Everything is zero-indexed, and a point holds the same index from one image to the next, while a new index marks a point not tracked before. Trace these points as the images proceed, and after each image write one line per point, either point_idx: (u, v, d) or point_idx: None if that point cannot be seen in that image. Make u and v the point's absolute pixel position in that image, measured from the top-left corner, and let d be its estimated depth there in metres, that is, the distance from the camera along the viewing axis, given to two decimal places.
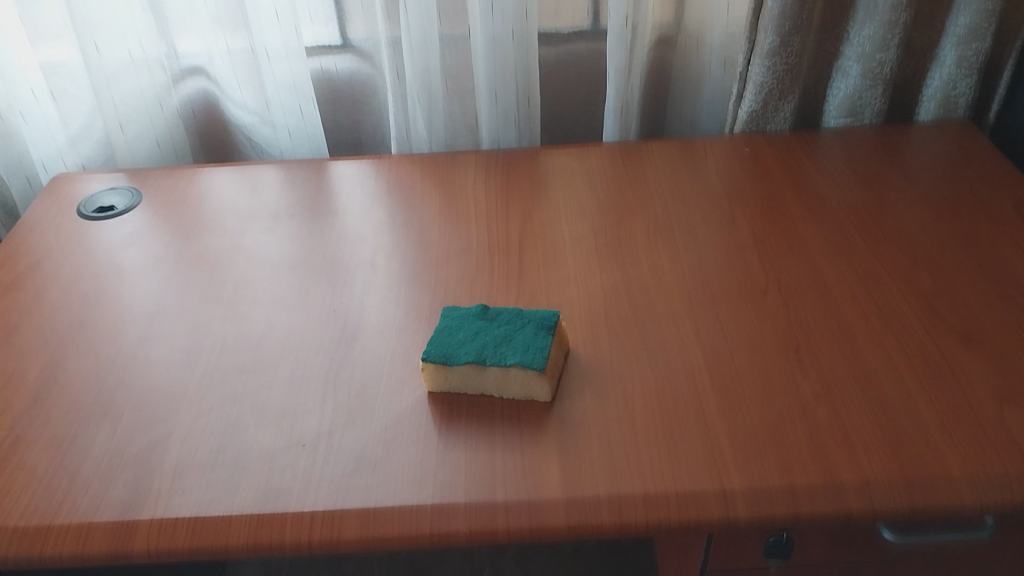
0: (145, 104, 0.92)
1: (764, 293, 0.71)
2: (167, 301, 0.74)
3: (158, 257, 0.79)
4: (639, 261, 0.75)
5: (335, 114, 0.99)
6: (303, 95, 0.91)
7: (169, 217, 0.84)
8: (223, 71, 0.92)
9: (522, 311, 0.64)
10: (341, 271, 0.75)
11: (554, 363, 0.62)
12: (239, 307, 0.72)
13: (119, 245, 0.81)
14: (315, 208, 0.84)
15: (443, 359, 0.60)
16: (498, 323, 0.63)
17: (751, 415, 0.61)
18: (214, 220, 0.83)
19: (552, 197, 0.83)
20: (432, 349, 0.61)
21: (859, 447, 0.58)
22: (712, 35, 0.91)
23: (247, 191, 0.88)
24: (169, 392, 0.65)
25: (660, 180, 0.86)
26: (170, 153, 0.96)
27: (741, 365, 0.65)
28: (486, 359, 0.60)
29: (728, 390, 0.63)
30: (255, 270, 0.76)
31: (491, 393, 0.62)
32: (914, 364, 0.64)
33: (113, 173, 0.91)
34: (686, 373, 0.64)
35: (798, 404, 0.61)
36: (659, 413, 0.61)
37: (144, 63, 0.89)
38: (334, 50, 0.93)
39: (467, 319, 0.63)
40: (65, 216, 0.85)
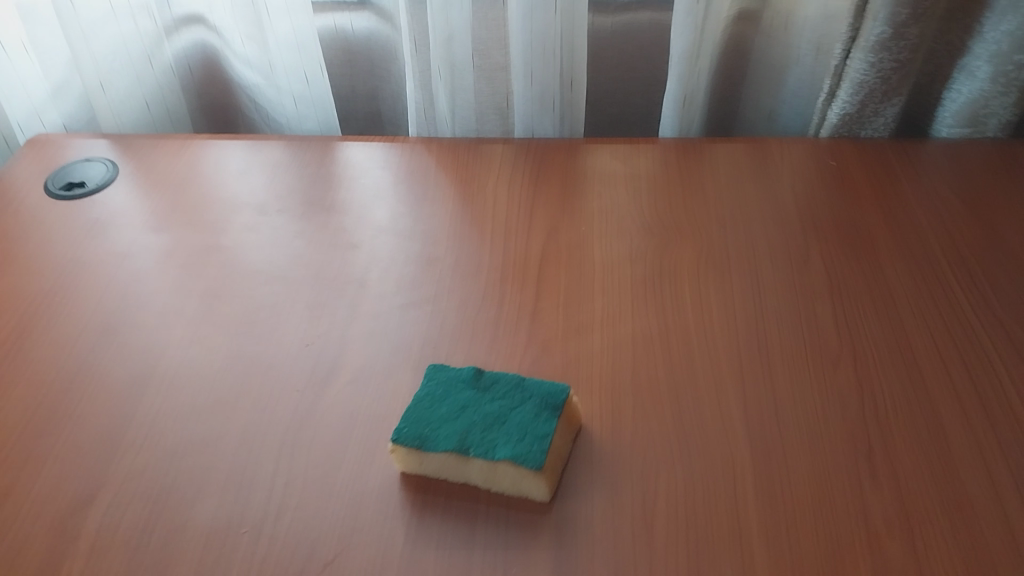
0: (131, 61, 0.80)
1: (835, 359, 0.56)
2: (121, 309, 0.63)
3: (125, 253, 0.68)
4: (684, 302, 0.60)
5: (350, 79, 0.86)
6: (309, 59, 0.78)
7: (146, 206, 0.73)
8: (222, 23, 0.80)
9: (524, 382, 0.52)
10: (324, 287, 0.63)
11: (555, 454, 0.49)
12: (199, 328, 0.61)
13: (84, 234, 0.70)
14: (308, 202, 0.72)
15: (417, 441, 0.49)
16: (492, 395, 0.51)
17: (800, 537, 0.47)
18: (194, 211, 0.72)
19: (587, 207, 0.69)
20: (406, 424, 0.50)
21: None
22: (805, 14, 0.73)
23: (236, 174, 0.76)
24: (105, 434, 0.53)
25: (722, 194, 0.70)
26: (162, 116, 0.86)
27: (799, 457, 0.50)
28: (468, 446, 0.48)
29: (775, 497, 0.48)
30: (227, 279, 0.65)
31: (476, 485, 0.50)
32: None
33: (93, 138, 0.81)
34: (722, 466, 0.50)
35: (865, 527, 0.47)
36: (688, 519, 0.47)
37: (127, 10, 0.77)
38: (349, 6, 0.79)
39: (454, 387, 0.52)
40: (31, 191, 0.75)
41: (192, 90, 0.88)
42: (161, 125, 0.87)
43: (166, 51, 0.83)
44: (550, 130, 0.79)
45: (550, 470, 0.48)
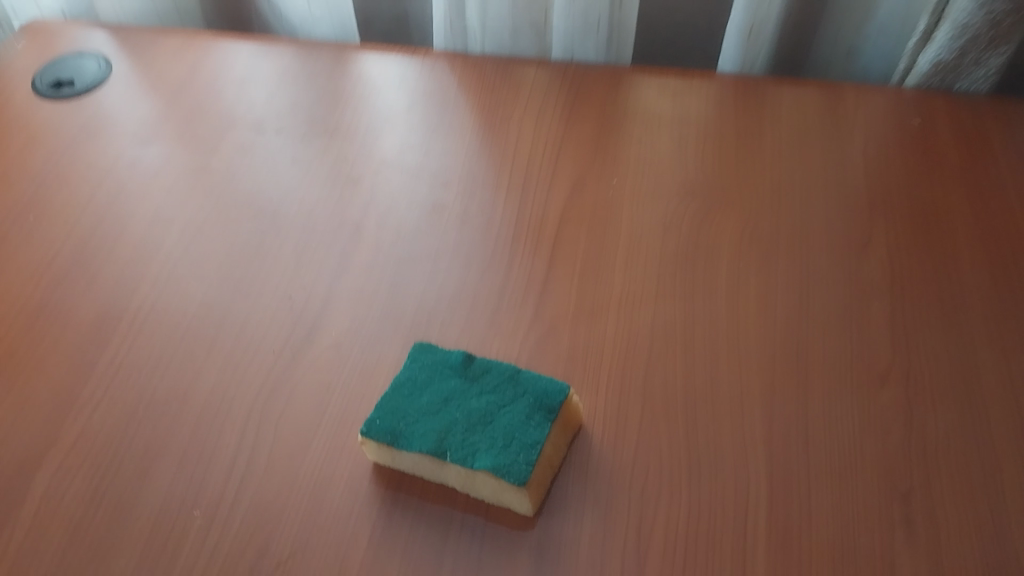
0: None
1: (884, 377, 0.48)
2: (94, 236, 0.57)
3: (106, 167, 0.62)
4: (717, 287, 0.52)
5: None
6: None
7: (136, 111, 0.66)
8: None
9: (520, 375, 0.45)
10: (315, 232, 0.57)
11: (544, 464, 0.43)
12: (176, 268, 0.55)
13: (67, 142, 0.64)
14: (311, 123, 0.64)
15: (389, 438, 0.43)
16: (481, 388, 0.44)
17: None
18: (187, 123, 0.65)
19: (624, 153, 0.60)
20: (379, 415, 0.44)
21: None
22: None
23: (237, 82, 0.68)
24: (61, 386, 0.50)
25: (782, 148, 0.60)
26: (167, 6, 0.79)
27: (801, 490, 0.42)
28: (446, 451, 0.42)
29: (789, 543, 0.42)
30: (212, 211, 0.58)
31: (455, 487, 0.44)
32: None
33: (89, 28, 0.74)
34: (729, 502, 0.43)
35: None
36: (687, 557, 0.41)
37: None
38: None
39: (439, 373, 0.45)
40: (17, 87, 0.69)
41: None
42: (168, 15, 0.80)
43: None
44: (592, 53, 0.69)
45: (535, 484, 0.42)
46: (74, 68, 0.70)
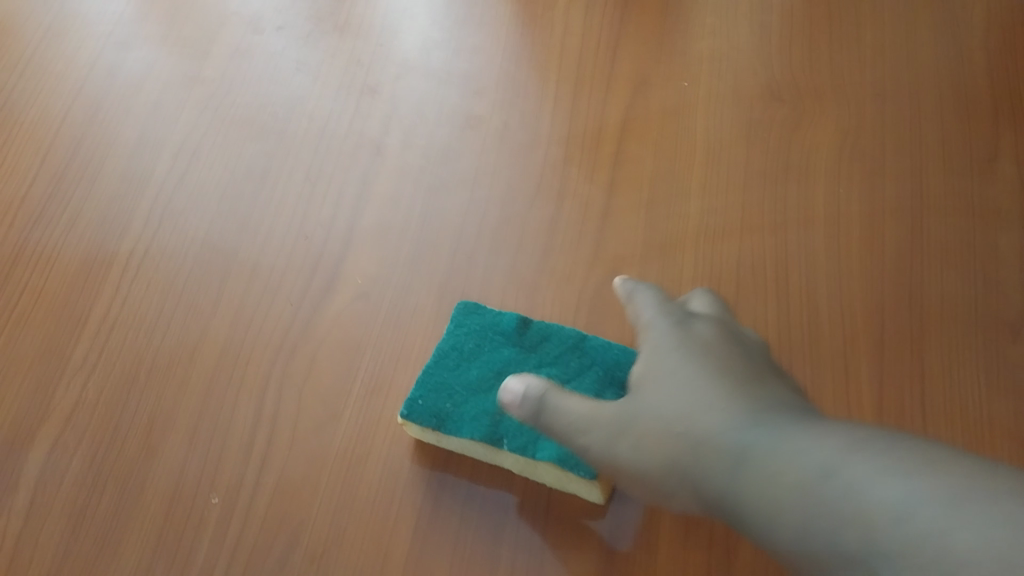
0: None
1: (998, 327, 0.40)
2: (76, 162, 0.49)
3: (81, 76, 0.53)
4: (812, 217, 0.44)
5: None
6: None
7: (110, 6, 0.56)
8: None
9: (585, 340, 0.38)
10: (327, 153, 0.48)
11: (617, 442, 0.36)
12: (172, 202, 0.47)
13: (32, 45, 0.54)
14: (316, 16, 0.54)
15: (434, 418, 0.37)
16: (539, 357, 0.37)
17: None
18: (171, 21, 0.55)
19: (695, 49, 0.50)
20: (422, 391, 0.37)
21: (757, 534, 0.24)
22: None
23: None
24: (48, 344, 0.43)
25: (884, 37, 0.49)
26: None
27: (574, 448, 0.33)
28: (503, 435, 0.36)
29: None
30: (208, 131, 0.50)
31: (512, 471, 0.38)
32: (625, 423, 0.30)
33: None
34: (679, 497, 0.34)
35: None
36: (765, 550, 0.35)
37: None
38: None
39: (489, 340, 0.38)
40: None
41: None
42: None
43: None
44: None
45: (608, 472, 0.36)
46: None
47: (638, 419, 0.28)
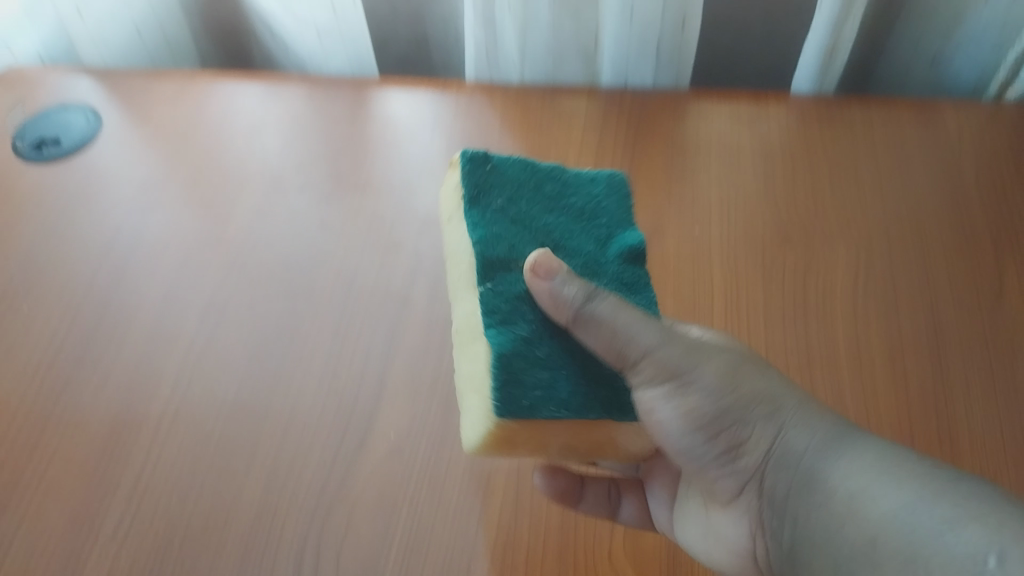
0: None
1: (1008, 464, 0.41)
2: (104, 322, 0.50)
3: (109, 240, 0.55)
4: (835, 360, 0.45)
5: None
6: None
7: (136, 173, 0.60)
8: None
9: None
10: (355, 308, 0.49)
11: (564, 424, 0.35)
12: (200, 360, 0.48)
13: (62, 214, 0.57)
14: (336, 178, 0.58)
15: (504, 163, 0.42)
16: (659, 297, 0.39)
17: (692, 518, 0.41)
18: (193, 183, 0.58)
19: (705, 186, 0.53)
20: (530, 162, 0.42)
21: (801, 515, 0.34)
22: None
23: (247, 136, 0.62)
24: (77, 511, 0.42)
25: (880, 185, 0.53)
26: (158, 46, 0.79)
27: (558, 295, 0.35)
28: (504, 259, 0.38)
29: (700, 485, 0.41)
30: (234, 288, 0.51)
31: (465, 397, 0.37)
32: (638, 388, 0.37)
33: (76, 74, 0.69)
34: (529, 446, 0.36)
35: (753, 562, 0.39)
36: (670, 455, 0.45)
37: None
38: None
39: (602, 220, 0.41)
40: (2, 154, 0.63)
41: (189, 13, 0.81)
42: (161, 55, 0.80)
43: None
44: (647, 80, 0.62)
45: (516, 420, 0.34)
46: (61, 123, 0.65)
47: (745, 374, 0.37)
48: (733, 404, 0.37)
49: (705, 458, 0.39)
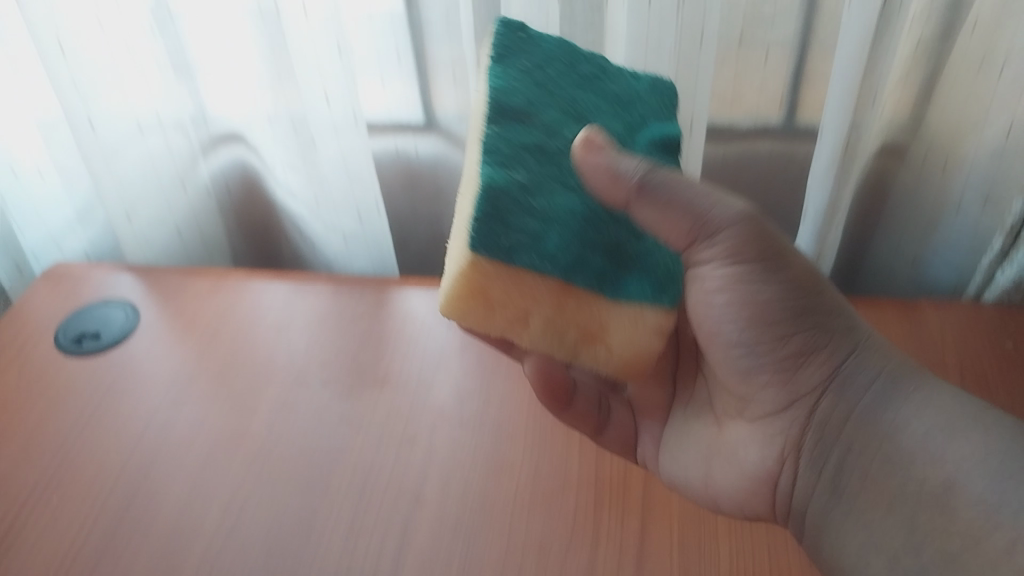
0: (161, 184, 0.80)
1: None
2: (129, 518, 0.52)
3: (138, 433, 0.58)
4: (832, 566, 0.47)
5: (414, 200, 0.89)
6: (359, 199, 0.78)
7: (168, 368, 0.64)
8: (270, 152, 0.79)
9: (644, 279, 0.43)
10: (370, 506, 0.52)
11: (540, 288, 0.41)
12: (218, 560, 0.49)
13: (94, 408, 0.61)
14: (357, 373, 0.61)
15: (543, 41, 0.49)
16: (766, 236, 0.46)
17: (744, 455, 0.50)
18: (222, 378, 0.62)
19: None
20: (569, 47, 0.49)
21: (865, 461, 0.45)
22: (972, 155, 0.63)
23: (275, 330, 0.66)
24: None
25: None
26: (195, 243, 0.86)
27: (612, 169, 0.41)
28: (518, 110, 0.45)
29: (745, 412, 0.50)
30: (256, 483, 0.54)
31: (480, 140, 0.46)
32: (706, 250, 0.46)
33: (117, 273, 0.75)
34: (505, 317, 0.41)
35: (777, 491, 0.49)
36: (721, 389, 0.52)
37: (158, 128, 0.77)
38: (414, 130, 0.81)
39: (635, 110, 0.49)
40: (42, 348, 0.67)
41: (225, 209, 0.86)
42: (195, 253, 0.87)
43: (200, 170, 0.82)
44: None
45: (486, 257, 0.40)
46: (101, 318, 0.70)
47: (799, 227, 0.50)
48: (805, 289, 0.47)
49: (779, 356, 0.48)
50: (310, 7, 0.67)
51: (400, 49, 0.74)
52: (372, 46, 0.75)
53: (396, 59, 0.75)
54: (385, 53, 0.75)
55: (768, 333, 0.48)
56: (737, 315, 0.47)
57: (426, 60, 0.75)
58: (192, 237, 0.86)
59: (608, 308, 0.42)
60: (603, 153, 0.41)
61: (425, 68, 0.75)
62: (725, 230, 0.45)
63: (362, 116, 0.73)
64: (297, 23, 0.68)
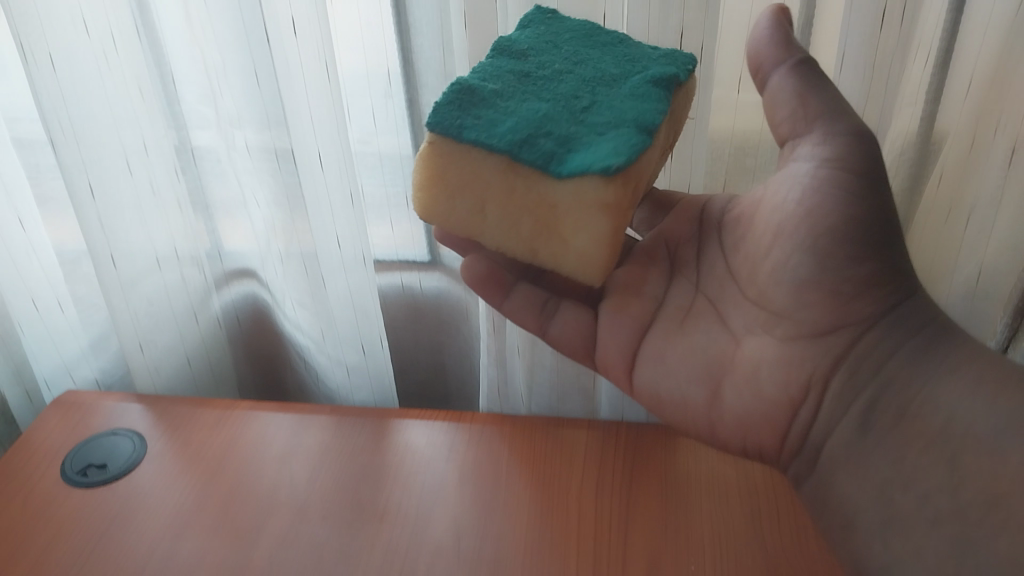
0: (175, 316, 0.83)
1: None
2: None
3: (139, 567, 0.59)
4: None
5: (416, 331, 0.94)
6: (364, 332, 0.82)
7: (170, 500, 0.65)
8: (281, 289, 0.85)
9: (584, 158, 0.45)
10: None
11: (490, 174, 0.49)
12: None
13: (96, 541, 0.62)
14: (357, 507, 0.63)
15: (569, 23, 0.57)
16: (873, 163, 0.50)
17: (766, 376, 0.53)
18: (223, 511, 0.63)
19: (691, 500, 0.63)
20: (591, 26, 0.56)
21: (902, 395, 0.49)
22: (954, 276, 0.70)
23: (278, 461, 0.68)
24: None
25: None
26: (203, 373, 0.89)
27: (777, 31, 0.51)
28: (519, 52, 0.53)
29: (776, 333, 0.53)
30: None
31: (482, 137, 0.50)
32: (804, 147, 0.52)
33: (125, 402, 0.77)
34: (466, 203, 0.51)
35: (795, 422, 0.53)
36: (745, 302, 0.55)
37: (177, 263, 0.81)
38: (420, 267, 0.86)
39: (638, 63, 0.53)
40: (48, 479, 0.68)
41: (235, 340, 0.93)
42: (201, 381, 0.89)
43: (211, 304, 0.87)
44: (642, 414, 0.79)
45: (442, 142, 0.49)
46: (109, 448, 0.72)
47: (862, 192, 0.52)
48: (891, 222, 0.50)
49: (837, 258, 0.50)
50: (325, 158, 0.71)
51: (408, 194, 0.80)
52: (382, 191, 0.80)
53: (403, 204, 0.80)
54: (393, 198, 0.80)
55: (837, 251, 0.50)
56: (815, 220, 0.50)
57: None
58: (201, 367, 0.88)
59: (551, 185, 0.47)
60: (780, 22, 0.52)
61: None
62: (844, 132, 0.50)
63: (369, 256, 0.77)
64: (311, 176, 0.72)
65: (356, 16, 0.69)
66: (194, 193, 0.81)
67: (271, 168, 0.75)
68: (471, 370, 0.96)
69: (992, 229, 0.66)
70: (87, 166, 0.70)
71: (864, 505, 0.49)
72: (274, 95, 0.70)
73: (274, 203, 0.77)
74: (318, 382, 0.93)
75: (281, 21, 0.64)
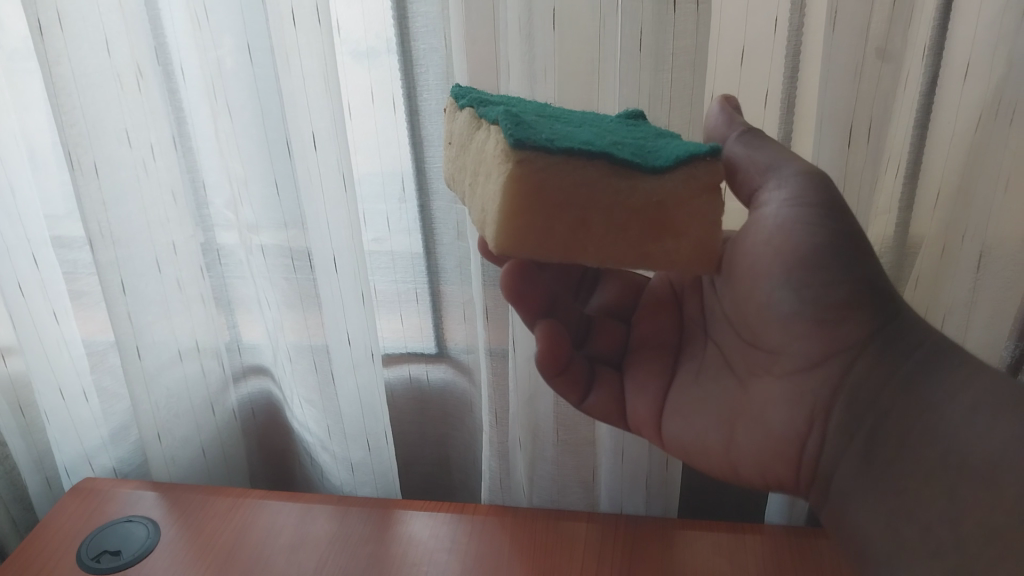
0: (192, 407, 0.87)
1: None
2: None
3: None
4: None
5: (422, 423, 0.97)
6: (370, 430, 0.85)
7: None
8: (290, 388, 0.90)
9: (675, 150, 0.45)
10: None
11: (596, 179, 0.43)
12: None
13: None
14: None
15: (489, 95, 0.55)
16: (829, 194, 0.52)
17: (775, 415, 0.54)
18: None
19: None
20: (518, 99, 0.55)
21: (903, 426, 0.49)
22: (947, 311, 0.70)
23: (287, 549, 0.71)
24: None
25: None
26: (216, 463, 0.92)
27: (721, 121, 0.56)
28: (486, 105, 0.50)
29: (777, 370, 0.54)
30: None
31: (561, 133, 0.44)
32: (769, 194, 0.53)
33: (139, 491, 0.80)
34: (564, 222, 0.44)
35: (805, 452, 0.54)
36: (744, 345, 0.57)
37: (199, 359, 0.85)
38: (428, 358, 0.90)
39: (587, 115, 0.54)
40: (64, 565, 0.71)
41: (248, 432, 0.98)
42: (215, 470, 0.92)
43: (228, 397, 0.91)
44: (639, 505, 0.81)
45: (541, 156, 0.42)
46: (123, 535, 0.74)
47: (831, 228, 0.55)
48: (853, 243, 0.52)
49: (815, 292, 0.52)
50: (340, 260, 0.76)
51: (418, 292, 0.85)
52: (393, 288, 0.85)
53: (413, 300, 0.85)
54: (404, 295, 0.85)
55: (814, 280, 0.51)
56: (787, 257, 0.52)
57: (441, 301, 0.85)
58: (214, 456, 0.91)
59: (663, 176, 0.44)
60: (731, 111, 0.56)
61: (439, 307, 0.85)
62: (793, 174, 0.52)
63: (377, 351, 0.82)
64: (325, 275, 0.76)
65: (374, 129, 0.75)
66: (219, 294, 0.88)
67: (287, 269, 0.80)
68: (473, 463, 0.98)
69: (971, 307, 0.69)
70: (122, 265, 0.75)
71: (875, 537, 0.48)
72: (293, 202, 0.75)
73: (285, 302, 0.82)
74: (323, 479, 0.96)
75: (303, 134, 0.70)
